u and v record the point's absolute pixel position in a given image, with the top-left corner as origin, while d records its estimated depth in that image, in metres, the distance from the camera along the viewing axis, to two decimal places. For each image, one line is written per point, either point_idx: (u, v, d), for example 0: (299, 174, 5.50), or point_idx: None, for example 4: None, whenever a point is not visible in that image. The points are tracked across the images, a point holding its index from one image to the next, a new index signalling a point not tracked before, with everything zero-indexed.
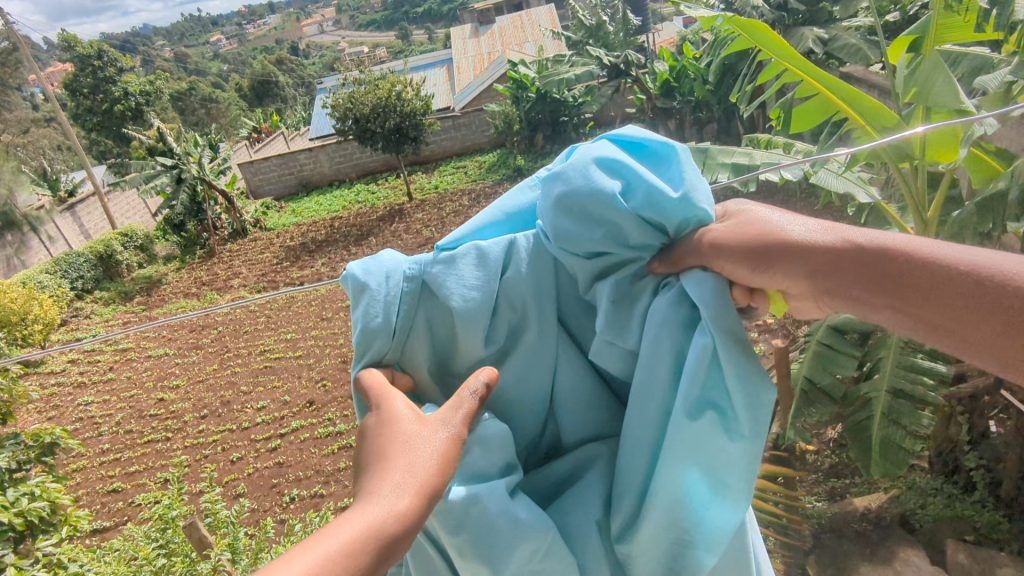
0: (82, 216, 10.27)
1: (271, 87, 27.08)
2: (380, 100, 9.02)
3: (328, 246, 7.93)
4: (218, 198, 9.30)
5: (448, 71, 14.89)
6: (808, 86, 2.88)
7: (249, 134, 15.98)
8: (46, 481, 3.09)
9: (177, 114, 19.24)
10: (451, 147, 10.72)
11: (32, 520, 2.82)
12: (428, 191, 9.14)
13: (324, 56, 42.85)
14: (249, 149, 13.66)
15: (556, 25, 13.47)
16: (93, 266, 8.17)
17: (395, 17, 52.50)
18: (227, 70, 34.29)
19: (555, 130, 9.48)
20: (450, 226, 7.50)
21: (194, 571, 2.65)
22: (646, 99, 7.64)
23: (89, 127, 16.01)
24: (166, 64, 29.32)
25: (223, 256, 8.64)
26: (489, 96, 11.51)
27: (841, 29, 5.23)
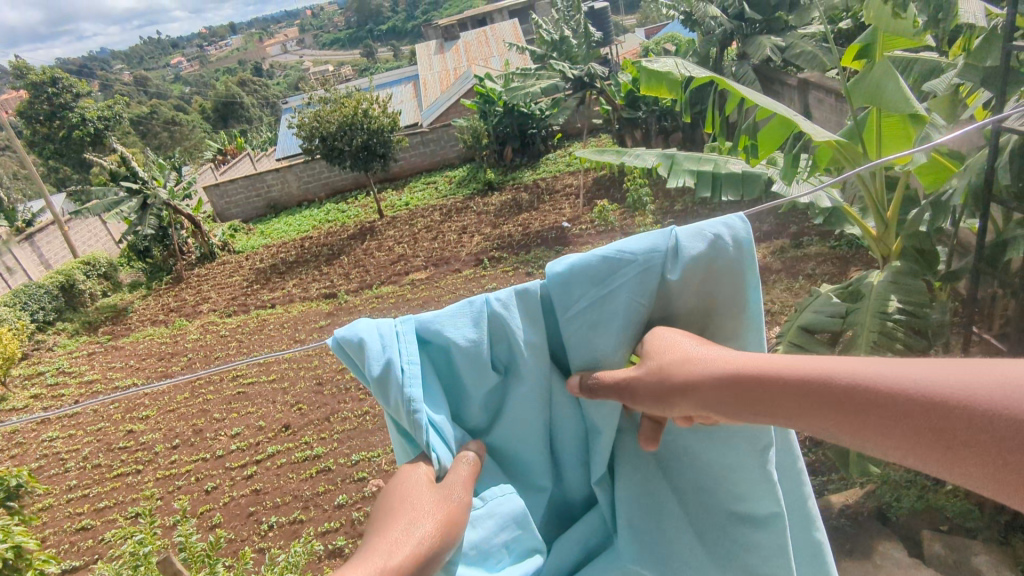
0: (41, 246, 9.99)
1: (235, 108, 26.79)
2: (347, 118, 8.98)
3: (299, 267, 7.83)
4: (183, 222, 9.13)
5: (414, 88, 14.91)
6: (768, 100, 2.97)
7: (214, 156, 15.77)
8: (8, 522, 2.97)
9: (138, 139, 18.89)
10: (420, 163, 10.71)
11: None
12: (399, 208, 9.10)
13: (288, 76, 42.57)
14: (214, 172, 13.48)
15: (521, 40, 13.60)
16: (54, 296, 7.94)
17: (359, 36, 52.50)
18: (189, 92, 33.85)
19: (523, 143, 9.53)
20: (422, 242, 7.47)
21: None
22: (611, 109, 7.73)
23: (46, 155, 15.62)
24: (125, 89, 28.83)
25: (191, 281, 8.47)
26: (457, 112, 11.54)
27: (797, 37, 5.37)
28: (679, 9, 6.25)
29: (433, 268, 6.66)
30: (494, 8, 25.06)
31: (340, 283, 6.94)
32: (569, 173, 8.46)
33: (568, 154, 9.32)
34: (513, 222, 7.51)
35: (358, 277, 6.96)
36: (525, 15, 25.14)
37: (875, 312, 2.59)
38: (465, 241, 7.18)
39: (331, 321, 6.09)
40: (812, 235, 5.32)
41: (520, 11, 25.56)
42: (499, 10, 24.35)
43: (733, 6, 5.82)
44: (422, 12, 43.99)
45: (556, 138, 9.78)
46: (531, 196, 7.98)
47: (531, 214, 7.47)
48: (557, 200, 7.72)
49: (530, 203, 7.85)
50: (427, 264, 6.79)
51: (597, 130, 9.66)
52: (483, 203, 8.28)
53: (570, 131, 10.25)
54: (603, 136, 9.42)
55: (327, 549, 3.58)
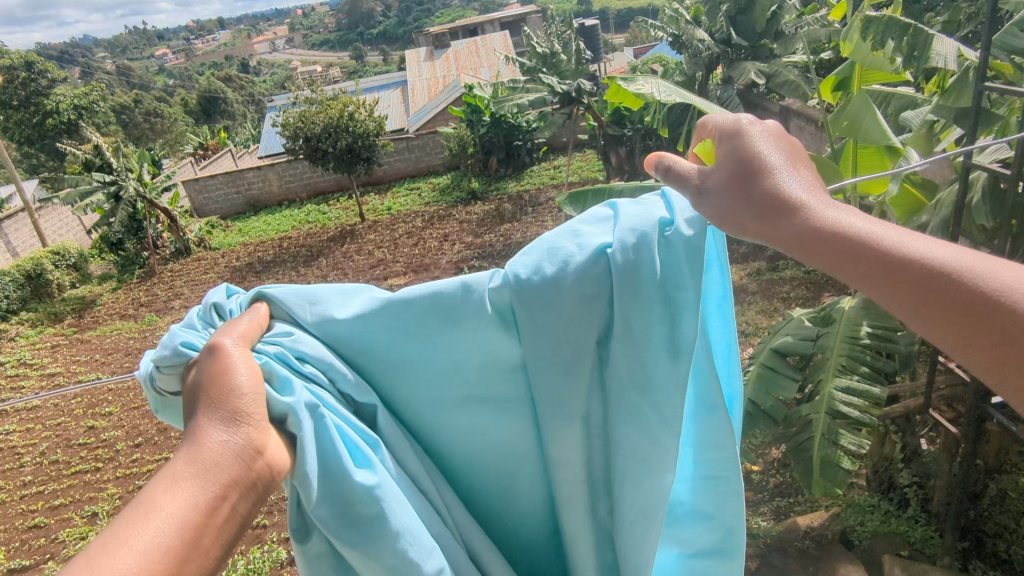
0: (9, 233, 9.74)
1: (219, 103, 26.50)
2: (332, 120, 8.91)
3: (276, 267, 7.72)
4: (160, 216, 9.00)
5: (402, 93, 14.90)
6: None
7: (195, 151, 15.52)
8: None
9: (117, 128, 18.56)
10: (404, 169, 10.66)
11: None
12: (380, 212, 9.05)
13: (275, 73, 42.18)
14: (194, 166, 13.28)
15: (511, 51, 13.69)
16: (19, 285, 7.73)
17: (349, 39, 52.51)
18: (171, 85, 33.41)
19: (508, 154, 9.56)
20: (403, 248, 7.43)
21: None
22: (597, 125, 7.82)
23: (20, 141, 15.26)
24: (107, 77, 28.38)
25: (163, 276, 8.32)
26: (444, 119, 11.54)
27: (781, 64, 5.44)
28: (668, 31, 6.32)
29: (412, 274, 6.62)
30: (486, 18, 25.12)
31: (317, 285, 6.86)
32: (554, 186, 8.49)
33: (553, 167, 9.35)
34: (494, 231, 7.53)
35: (336, 280, 6.88)
36: (518, 27, 25.38)
37: (845, 337, 2.64)
38: (446, 249, 7.15)
39: None
40: (788, 260, 5.41)
41: (511, 23, 25.71)
42: (490, 22, 24.52)
43: (721, 30, 5.88)
44: (413, 19, 43.93)
45: (541, 151, 9.84)
46: (514, 207, 8.01)
47: (513, 225, 7.47)
48: (540, 213, 7.74)
49: (512, 213, 7.89)
50: (406, 270, 6.75)
51: (583, 146, 9.73)
52: (466, 212, 8.28)
53: (555, 145, 10.29)
54: (588, 151, 9.54)
55: (290, 555, 3.50)
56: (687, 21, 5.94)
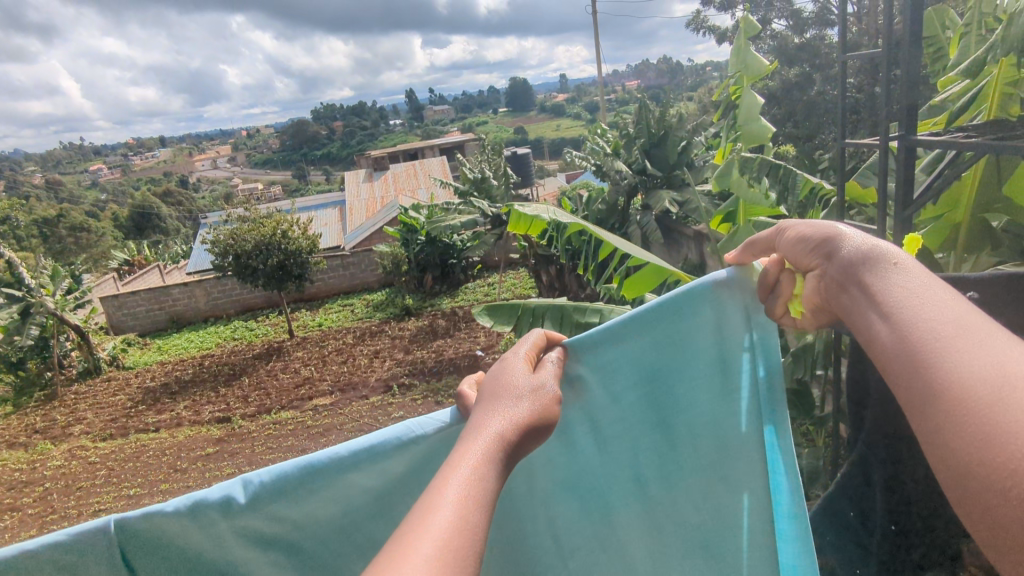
0: None
1: (152, 219, 26.09)
2: (264, 237, 8.86)
3: (194, 387, 7.32)
4: (70, 333, 8.51)
5: (340, 212, 15.15)
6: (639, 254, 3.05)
7: (120, 266, 15.03)
8: None
9: (37, 240, 17.85)
10: (338, 285, 10.60)
11: None
12: (310, 329, 8.84)
13: (215, 190, 42.35)
14: (117, 281, 12.82)
15: (448, 174, 14.30)
16: None
17: (290, 159, 53.62)
18: (103, 199, 32.93)
19: (443, 271, 9.69)
20: (331, 365, 7.21)
21: None
22: (527, 246, 8.12)
23: None
24: (33, 191, 27.70)
25: (66, 399, 7.71)
26: (380, 238, 11.72)
27: (692, 193, 5.84)
28: (591, 161, 6.71)
29: (339, 392, 6.39)
30: (426, 144, 26.16)
31: (236, 406, 6.49)
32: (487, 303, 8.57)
33: (486, 285, 9.47)
34: (426, 347, 7.45)
35: (257, 401, 6.54)
36: (454, 152, 26.49)
37: None
38: (376, 366, 6.98)
39: (221, 447, 5.56)
40: None
41: (450, 151, 26.67)
42: (430, 147, 25.37)
43: (637, 162, 6.35)
44: (357, 142, 45.39)
45: (475, 268, 10.02)
46: (448, 324, 8.01)
47: (445, 341, 7.42)
48: (473, 329, 7.76)
49: (446, 329, 7.86)
50: (333, 388, 6.50)
51: (515, 265, 10.00)
52: (399, 328, 8.21)
53: (489, 263, 10.50)
54: (521, 270, 9.81)
55: None
56: (608, 154, 6.39)
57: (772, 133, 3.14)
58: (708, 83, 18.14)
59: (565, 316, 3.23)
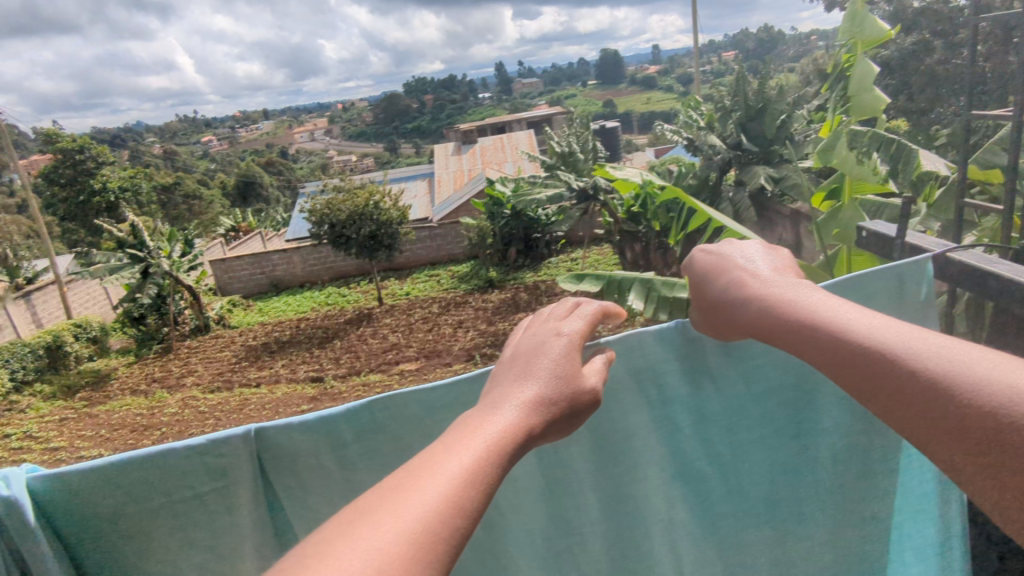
0: (38, 305, 10.12)
1: (256, 188, 27.71)
2: (358, 207, 9.20)
3: (291, 347, 7.76)
4: (184, 293, 9.21)
5: (429, 184, 15.48)
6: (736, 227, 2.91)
7: (227, 232, 16.09)
8: None
9: (156, 207, 19.40)
10: (425, 256, 10.88)
11: None
12: (398, 297, 9.15)
13: (312, 162, 44.31)
14: (224, 246, 13.75)
15: (535, 148, 14.26)
16: (39, 357, 7.86)
17: (382, 132, 55.13)
18: (213, 169, 35.26)
19: (527, 245, 9.72)
20: (416, 333, 7.44)
21: None
22: (612, 221, 8.00)
23: (64, 217, 16.01)
24: (153, 161, 30.03)
25: (180, 352, 8.39)
26: (466, 210, 11.89)
27: (791, 169, 5.51)
28: (683, 135, 6.48)
29: (424, 360, 6.60)
30: (514, 118, 26.15)
31: (329, 367, 6.84)
32: None
33: (570, 260, 9.43)
34: (508, 320, 7.54)
35: (348, 363, 6.87)
36: (541, 126, 26.33)
37: None
38: (459, 336, 7.14)
39: (314, 405, 5.89)
40: None
41: (538, 125, 26.54)
42: (517, 121, 25.34)
43: (732, 136, 6.07)
44: (446, 116, 46.01)
45: (559, 243, 9.98)
46: (530, 297, 8.05)
47: (527, 315, 7.47)
48: None
49: (528, 303, 7.91)
50: (418, 355, 6.72)
51: (600, 240, 9.88)
52: (482, 300, 8.33)
53: (573, 239, 10.44)
54: (605, 246, 9.69)
55: None
56: (700, 127, 6.16)
57: (885, 104, 2.93)
58: (813, 53, 17.05)
59: (652, 290, 3.12)
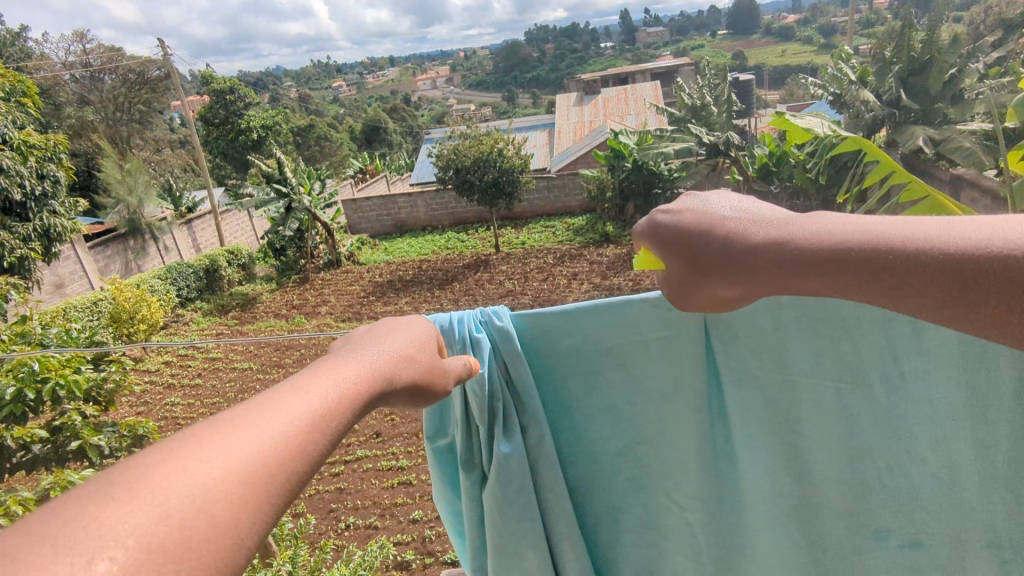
0: (196, 231, 11.29)
1: (381, 133, 28.80)
2: (482, 154, 9.38)
3: (413, 286, 8.18)
4: (320, 229, 9.90)
5: (549, 135, 15.40)
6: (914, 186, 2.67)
7: (355, 174, 16.95)
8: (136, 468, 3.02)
9: (293, 147, 20.74)
10: (542, 207, 10.95)
11: None
12: (515, 246, 9.32)
13: (433, 109, 45.23)
14: (353, 187, 14.53)
15: (661, 100, 13.74)
16: (198, 278, 8.81)
17: (501, 81, 55.06)
18: (342, 113, 36.93)
19: (646, 201, 9.52)
20: (532, 282, 7.59)
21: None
22: (741, 180, 7.64)
23: (215, 154, 17.53)
24: (289, 103, 31.91)
25: (314, 283, 9.08)
26: (586, 163, 11.76)
27: (955, 131, 4.98)
28: (830, 89, 6.01)
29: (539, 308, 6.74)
30: (638, 68, 25.22)
31: (449, 308, 7.16)
32: None
33: None
34: (625, 275, 7.50)
35: (466, 305, 7.15)
36: (667, 77, 25.22)
37: None
38: (574, 287, 7.21)
39: None
40: None
41: (664, 75, 25.42)
42: (641, 71, 24.42)
43: (888, 92, 5.56)
44: (567, 65, 45.14)
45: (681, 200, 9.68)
46: None
47: (644, 271, 7.40)
48: None
49: None
50: (533, 303, 6.88)
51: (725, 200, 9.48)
52: (598, 254, 8.32)
53: None
54: None
55: (395, 560, 3.64)
56: (852, 81, 5.66)
57: None
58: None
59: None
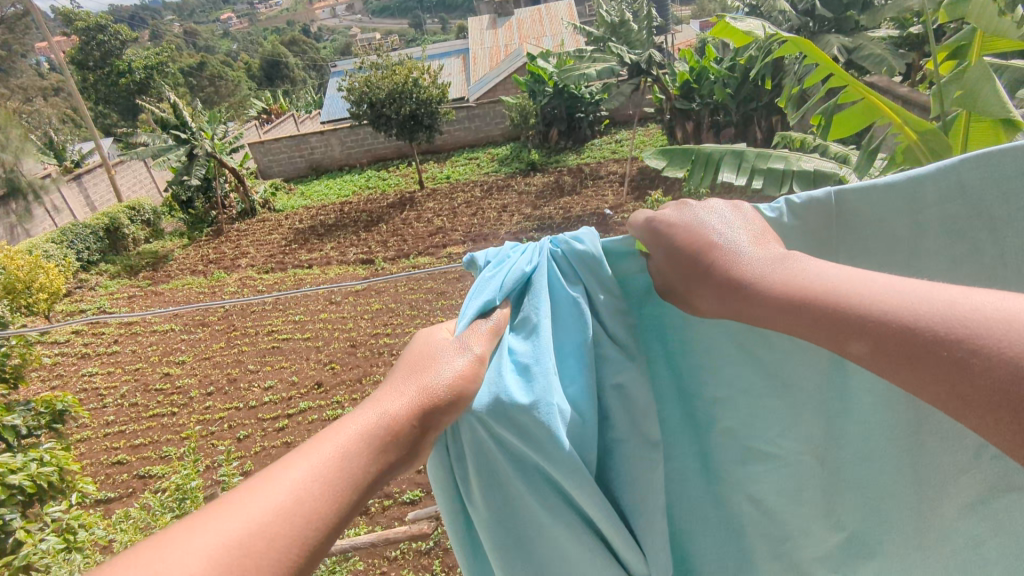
0: (87, 187, 10.34)
1: (280, 68, 26.92)
2: (397, 85, 8.91)
3: (338, 230, 7.85)
4: (228, 175, 9.27)
5: (463, 62, 14.83)
6: (853, 87, 2.69)
7: (258, 114, 15.86)
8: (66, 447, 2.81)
9: (185, 88, 19.09)
10: (464, 138, 10.63)
11: (49, 481, 2.60)
12: (439, 181, 9.07)
13: (334, 40, 42.59)
14: (258, 129, 13.61)
15: (576, 19, 13.40)
16: (98, 238, 8.13)
17: (405, 7, 52.22)
18: (234, 48, 34.15)
19: (569, 126, 9.41)
20: (462, 216, 7.45)
21: None
22: (664, 99, 7.65)
23: (96, 99, 15.91)
24: (173, 39, 29.16)
25: (230, 235, 8.56)
26: (504, 89, 11.44)
27: (867, 39, 5.09)
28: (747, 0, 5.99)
29: (471, 243, 6.64)
30: None
31: (378, 249, 6.94)
32: (615, 161, 8.33)
33: (614, 141, 9.14)
34: (554, 203, 7.47)
35: (396, 246, 6.96)
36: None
37: None
38: (505, 219, 7.13)
39: (368, 285, 6.05)
40: None
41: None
42: None
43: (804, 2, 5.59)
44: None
45: (603, 123, 9.63)
46: (575, 180, 7.91)
47: (572, 198, 7.39)
48: (601, 186, 7.63)
49: (573, 185, 7.79)
50: (465, 238, 6.76)
51: (646, 120, 9.49)
52: (525, 183, 8.22)
53: (618, 118, 10.04)
54: (652, 126, 9.32)
55: None
56: None
57: None
58: None
59: (745, 162, 3.13)
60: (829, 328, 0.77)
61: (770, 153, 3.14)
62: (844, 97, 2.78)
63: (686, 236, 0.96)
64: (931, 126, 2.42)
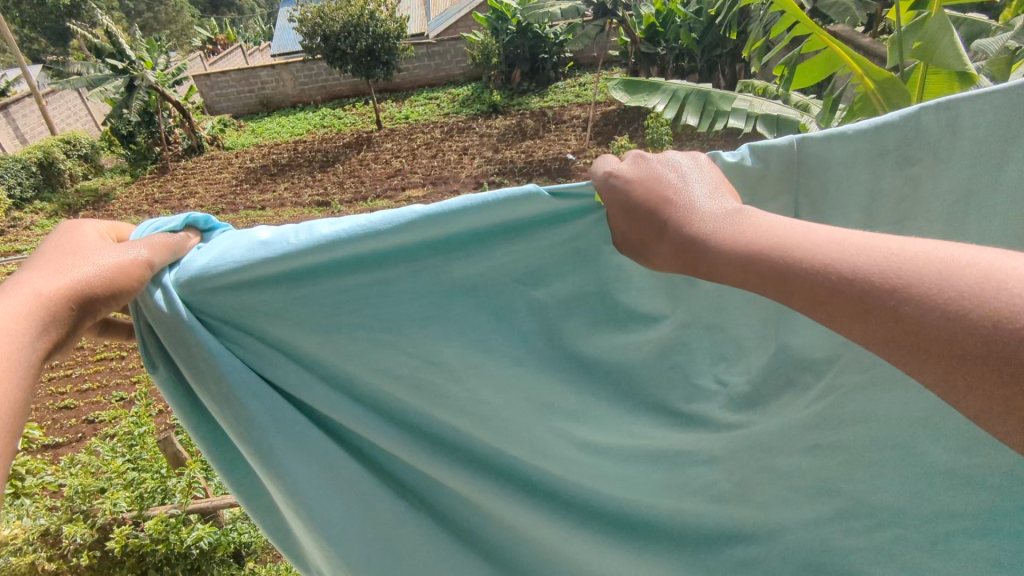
0: (18, 119, 9.68)
1: None
2: (352, 18, 8.47)
3: (291, 171, 7.56)
4: (172, 110, 8.79)
5: None
6: (816, 35, 2.65)
7: (204, 45, 14.97)
8: None
9: (123, 14, 17.84)
10: (424, 76, 10.26)
11: None
12: (397, 121, 8.77)
13: None
14: (205, 60, 12.86)
15: None
16: (31, 174, 7.66)
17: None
18: None
19: (533, 67, 9.16)
20: (421, 159, 7.26)
21: (165, 489, 2.67)
22: (629, 42, 7.48)
23: (24, 23, 14.75)
24: None
25: (175, 173, 8.17)
26: (466, 26, 11.01)
27: None
28: None
29: (430, 186, 6.48)
30: None
31: (333, 191, 6.73)
32: (578, 105, 8.19)
33: (578, 84, 8.96)
34: (515, 147, 7.34)
35: (353, 188, 6.76)
36: None
37: None
38: (465, 163, 6.98)
39: None
40: None
41: None
42: None
43: None
44: None
45: (568, 66, 9.40)
46: (537, 124, 7.76)
47: (535, 142, 7.27)
48: (564, 131, 7.50)
49: (535, 129, 7.65)
50: (424, 182, 6.60)
51: (611, 63, 9.31)
52: (487, 125, 8.03)
53: (582, 60, 9.82)
54: (617, 70, 9.15)
55: None
56: None
57: None
58: None
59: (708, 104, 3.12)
60: (797, 294, 0.66)
61: (732, 96, 3.13)
62: (808, 45, 2.74)
63: (640, 188, 0.83)
64: (889, 76, 2.41)
